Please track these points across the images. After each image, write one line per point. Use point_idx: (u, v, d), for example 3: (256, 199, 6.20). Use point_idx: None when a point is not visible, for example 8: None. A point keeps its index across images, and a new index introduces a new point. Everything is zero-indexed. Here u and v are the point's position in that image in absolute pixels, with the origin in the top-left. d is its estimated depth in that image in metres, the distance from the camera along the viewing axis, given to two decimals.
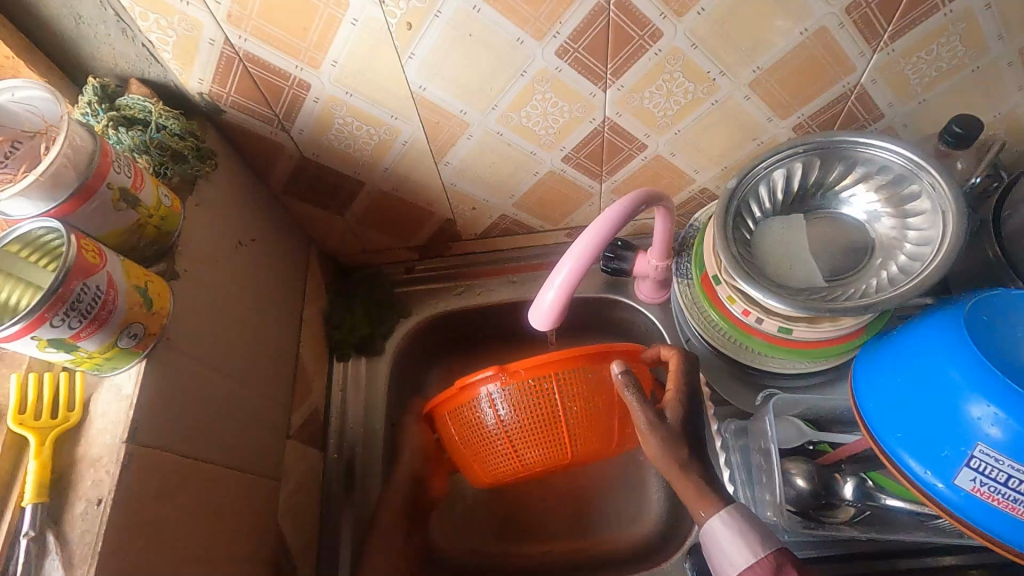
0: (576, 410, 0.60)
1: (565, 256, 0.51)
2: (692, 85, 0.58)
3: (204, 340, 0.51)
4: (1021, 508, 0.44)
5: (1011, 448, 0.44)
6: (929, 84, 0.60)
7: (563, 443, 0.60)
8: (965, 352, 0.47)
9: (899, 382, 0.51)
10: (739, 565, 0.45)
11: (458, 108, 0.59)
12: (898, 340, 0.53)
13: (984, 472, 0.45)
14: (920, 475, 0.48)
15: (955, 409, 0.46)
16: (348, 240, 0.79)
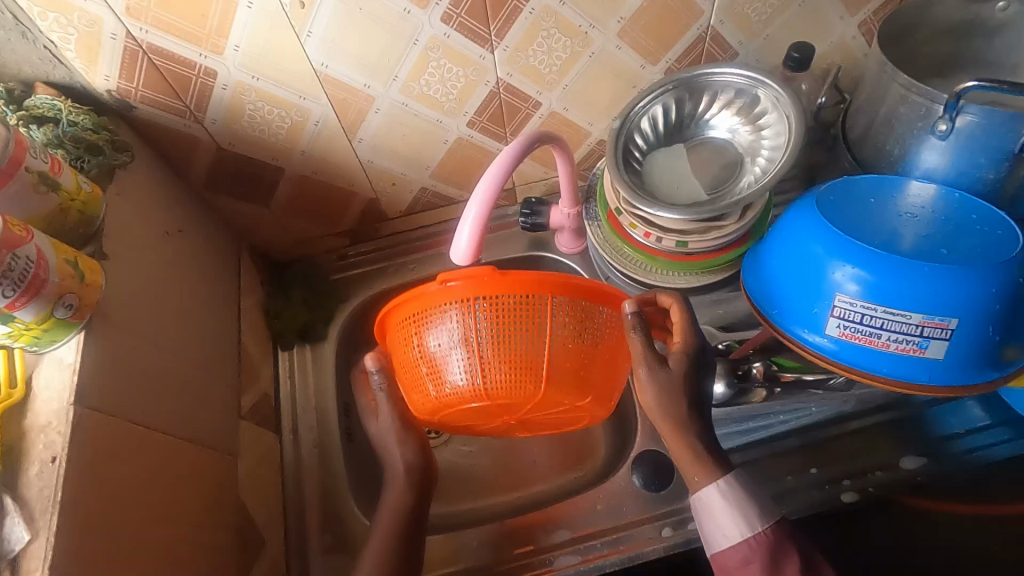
0: (549, 369, 0.58)
1: (474, 196, 0.57)
2: (568, 39, 0.66)
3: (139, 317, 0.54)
4: (876, 338, 0.53)
5: (858, 291, 0.53)
6: (767, 19, 0.70)
7: (533, 388, 0.57)
8: (815, 224, 0.57)
9: (774, 264, 0.60)
10: (732, 537, 0.55)
11: (361, 83, 0.64)
12: (769, 233, 0.62)
13: (845, 318, 0.54)
14: (801, 335, 0.57)
15: (814, 271, 0.55)
16: (277, 233, 0.81)
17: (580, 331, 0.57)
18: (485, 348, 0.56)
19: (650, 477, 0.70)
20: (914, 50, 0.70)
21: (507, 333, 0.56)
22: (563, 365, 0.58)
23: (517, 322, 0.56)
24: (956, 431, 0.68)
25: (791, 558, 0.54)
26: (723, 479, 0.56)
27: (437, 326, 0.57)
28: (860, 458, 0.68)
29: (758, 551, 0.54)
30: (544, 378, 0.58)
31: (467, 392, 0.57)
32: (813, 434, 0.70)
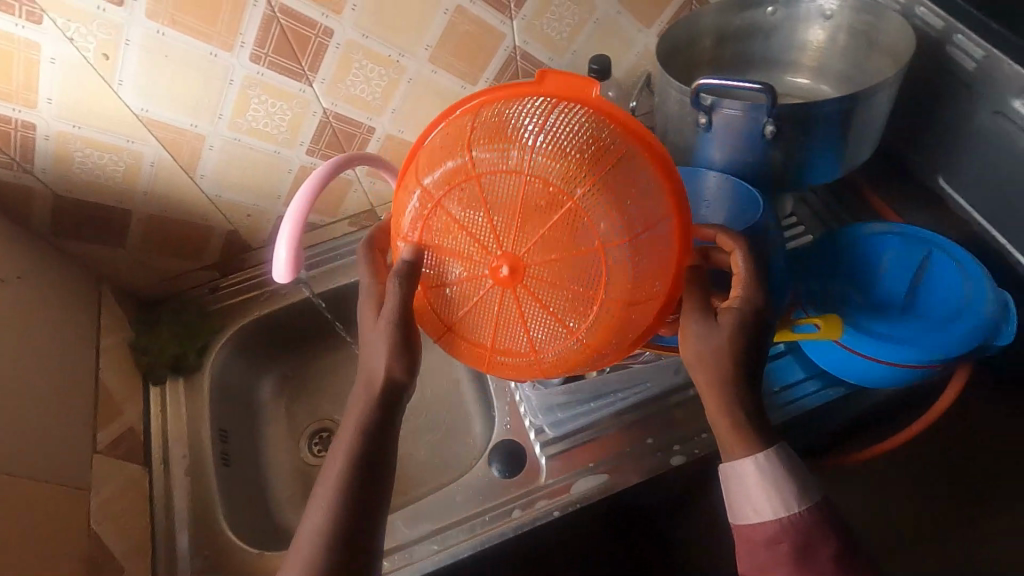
0: (606, 223, 0.48)
1: (286, 217, 0.61)
2: (382, 69, 0.71)
3: None
4: None
5: None
6: (570, 36, 0.77)
7: (517, 242, 0.50)
8: None
9: None
10: (764, 512, 0.51)
11: (187, 123, 0.68)
12: None
13: None
14: None
15: None
16: (140, 271, 0.84)
17: (618, 172, 0.48)
18: (496, 195, 0.50)
19: (505, 463, 0.74)
20: (703, 54, 0.78)
21: (529, 178, 0.49)
22: (604, 224, 0.48)
23: (564, 147, 0.48)
24: (775, 388, 0.75)
25: (826, 545, 0.50)
26: (762, 452, 0.51)
27: (456, 188, 0.51)
28: (693, 421, 0.74)
29: (790, 531, 0.50)
30: (591, 241, 0.49)
31: (405, 222, 0.52)
32: (651, 409, 0.75)
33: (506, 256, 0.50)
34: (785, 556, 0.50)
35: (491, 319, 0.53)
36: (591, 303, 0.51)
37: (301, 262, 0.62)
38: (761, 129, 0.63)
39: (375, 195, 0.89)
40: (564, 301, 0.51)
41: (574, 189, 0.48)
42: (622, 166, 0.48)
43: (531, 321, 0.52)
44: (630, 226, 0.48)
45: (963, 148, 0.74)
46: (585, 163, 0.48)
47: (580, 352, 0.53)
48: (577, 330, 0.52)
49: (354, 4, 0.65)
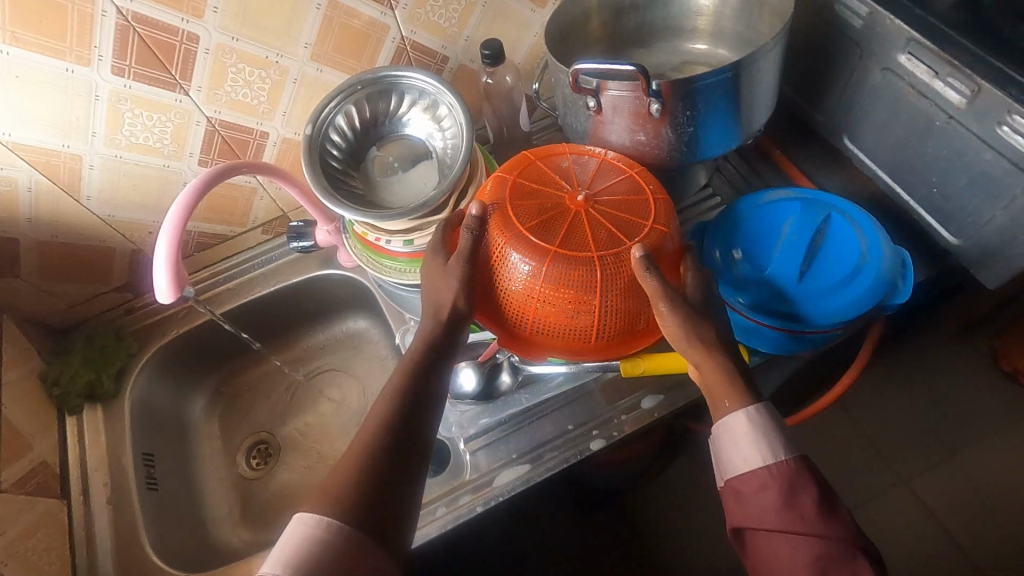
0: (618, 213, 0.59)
1: (162, 233, 0.59)
2: (261, 71, 0.69)
3: None
4: None
5: None
6: (459, 23, 0.75)
7: (564, 239, 0.57)
8: None
9: None
10: (752, 460, 0.53)
11: (59, 144, 0.66)
12: None
13: None
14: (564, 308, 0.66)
15: None
16: (43, 299, 0.81)
17: (618, 187, 0.61)
18: (591, 186, 0.60)
19: (430, 462, 0.73)
20: (597, 31, 0.77)
21: (562, 183, 0.60)
22: (618, 213, 0.59)
23: (604, 174, 0.62)
24: None
25: (809, 492, 0.50)
26: (751, 405, 0.54)
27: (533, 178, 0.61)
28: (607, 406, 0.74)
29: (776, 479, 0.51)
30: (610, 223, 0.58)
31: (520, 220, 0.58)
32: (569, 395, 0.75)
33: (541, 225, 0.57)
34: (769, 504, 0.51)
35: (513, 293, 0.58)
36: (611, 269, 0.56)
37: (182, 278, 0.61)
38: (647, 108, 0.62)
39: (282, 200, 0.87)
40: (583, 268, 0.56)
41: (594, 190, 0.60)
42: (624, 181, 0.61)
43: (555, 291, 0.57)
44: (638, 217, 0.59)
45: (862, 106, 0.74)
46: (613, 178, 0.62)
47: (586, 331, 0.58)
48: (595, 306, 0.57)
49: (215, 7, 0.63)
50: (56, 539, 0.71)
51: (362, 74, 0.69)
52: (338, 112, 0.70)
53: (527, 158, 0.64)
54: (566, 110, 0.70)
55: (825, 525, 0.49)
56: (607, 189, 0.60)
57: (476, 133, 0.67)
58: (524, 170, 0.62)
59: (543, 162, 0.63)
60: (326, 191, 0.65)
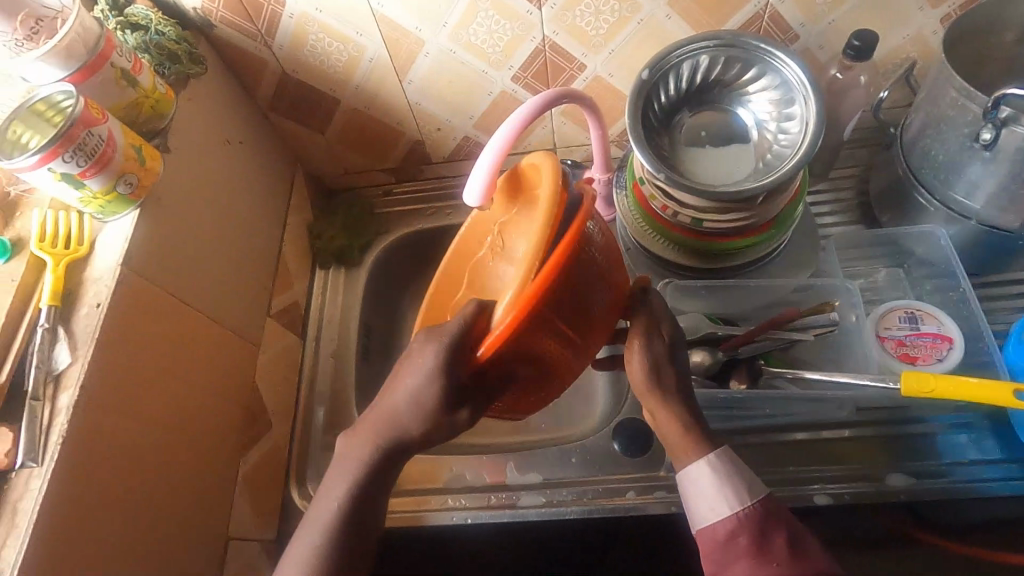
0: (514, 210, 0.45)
1: (490, 144, 0.59)
2: (616, 3, 0.66)
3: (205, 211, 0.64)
4: (907, 351, 0.62)
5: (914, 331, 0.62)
6: (834, 3, 0.67)
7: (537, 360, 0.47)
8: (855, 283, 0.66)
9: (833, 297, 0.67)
10: (719, 511, 0.47)
11: (413, 26, 0.68)
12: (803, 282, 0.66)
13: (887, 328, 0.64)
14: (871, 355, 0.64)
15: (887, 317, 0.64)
16: (329, 160, 0.88)
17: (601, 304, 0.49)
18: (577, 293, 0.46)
19: (629, 441, 0.71)
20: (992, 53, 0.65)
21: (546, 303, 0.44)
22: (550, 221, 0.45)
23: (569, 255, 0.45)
24: (941, 460, 0.66)
25: (779, 534, 0.46)
26: (714, 452, 0.49)
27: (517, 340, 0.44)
28: (840, 465, 0.67)
29: (747, 525, 0.46)
30: (576, 287, 0.45)
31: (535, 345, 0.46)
32: (801, 436, 0.69)
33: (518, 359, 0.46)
34: (742, 552, 0.45)
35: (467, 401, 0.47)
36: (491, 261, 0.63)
37: (493, 192, 0.61)
38: None
39: (561, 135, 0.85)
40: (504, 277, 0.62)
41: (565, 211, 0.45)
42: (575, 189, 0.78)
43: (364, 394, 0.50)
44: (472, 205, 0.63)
45: None
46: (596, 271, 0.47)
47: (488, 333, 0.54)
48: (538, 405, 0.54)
49: None
50: (289, 374, 0.78)
51: (725, 33, 0.62)
52: (679, 66, 0.65)
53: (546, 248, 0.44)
54: (938, 129, 0.63)
55: (800, 569, 0.44)
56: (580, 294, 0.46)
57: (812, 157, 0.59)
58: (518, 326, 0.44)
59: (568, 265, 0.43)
60: (635, 131, 0.63)
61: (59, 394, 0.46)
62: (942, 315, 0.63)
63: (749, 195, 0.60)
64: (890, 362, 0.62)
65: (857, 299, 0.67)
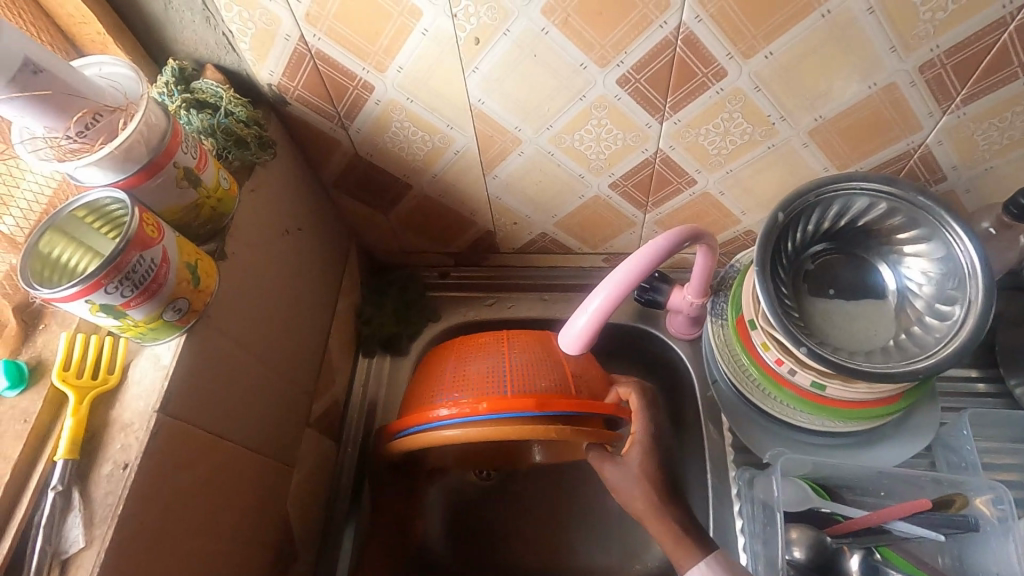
0: (531, 385, 0.58)
1: (601, 284, 0.52)
2: (750, 126, 0.58)
3: (256, 318, 0.56)
4: None
5: None
6: (999, 151, 0.58)
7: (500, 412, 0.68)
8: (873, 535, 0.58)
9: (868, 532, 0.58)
10: None
11: (513, 125, 0.60)
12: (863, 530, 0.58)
13: None
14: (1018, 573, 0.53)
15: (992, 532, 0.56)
16: (387, 238, 0.80)
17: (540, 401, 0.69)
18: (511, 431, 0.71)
19: None
20: None
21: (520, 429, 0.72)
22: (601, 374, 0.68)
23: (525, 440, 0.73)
24: None
25: None
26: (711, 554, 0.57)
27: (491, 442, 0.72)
28: None
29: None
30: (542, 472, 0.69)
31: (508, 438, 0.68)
32: None
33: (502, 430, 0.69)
34: None
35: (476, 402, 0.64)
36: (537, 386, 0.58)
37: (593, 339, 0.54)
38: None
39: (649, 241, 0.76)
40: (528, 382, 0.58)
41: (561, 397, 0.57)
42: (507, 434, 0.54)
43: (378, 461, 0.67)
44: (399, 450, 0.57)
45: None
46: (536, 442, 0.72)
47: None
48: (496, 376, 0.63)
49: (771, 52, 0.50)
50: (320, 485, 0.69)
51: (887, 179, 0.54)
52: (824, 204, 0.57)
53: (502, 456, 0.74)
54: None
55: None
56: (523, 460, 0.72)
57: (978, 343, 0.49)
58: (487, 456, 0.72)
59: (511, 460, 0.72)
60: (764, 270, 0.55)
61: None
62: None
63: (890, 380, 0.51)
64: None
65: (1010, 511, 0.54)
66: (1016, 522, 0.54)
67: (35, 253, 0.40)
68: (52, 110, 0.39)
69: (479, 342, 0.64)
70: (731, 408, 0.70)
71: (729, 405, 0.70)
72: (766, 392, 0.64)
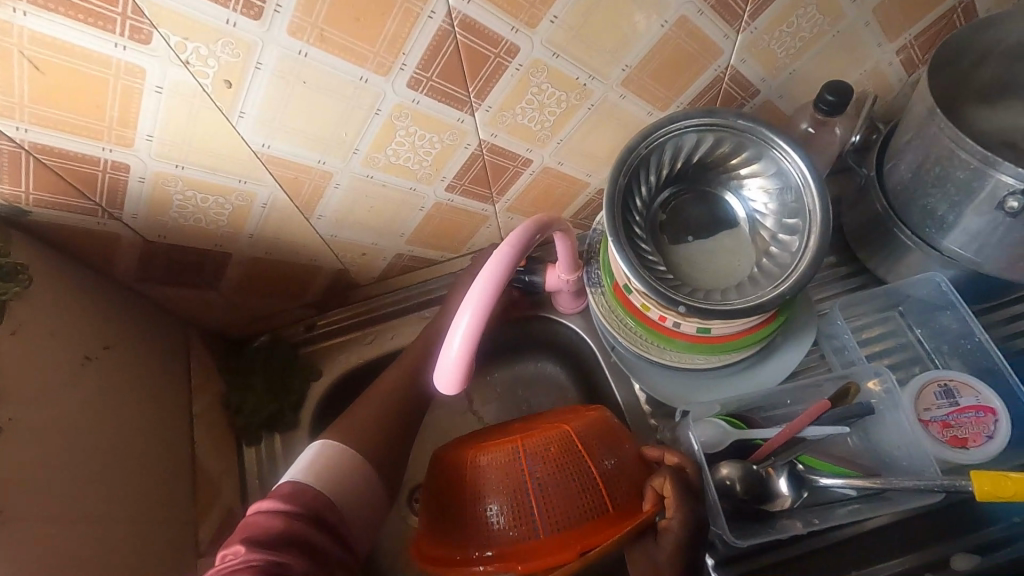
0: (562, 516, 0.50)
1: (463, 306, 0.48)
2: (563, 94, 0.54)
3: (77, 478, 0.46)
4: (960, 436, 0.58)
5: (965, 409, 0.59)
6: (796, 54, 0.59)
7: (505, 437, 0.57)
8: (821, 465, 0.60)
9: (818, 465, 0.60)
10: None
11: (314, 160, 0.52)
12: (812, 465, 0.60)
13: (932, 410, 0.59)
14: (916, 441, 0.57)
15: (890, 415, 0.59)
16: (231, 312, 0.70)
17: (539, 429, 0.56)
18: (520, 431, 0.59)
19: None
20: (947, 85, 0.61)
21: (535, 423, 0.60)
22: (623, 436, 0.58)
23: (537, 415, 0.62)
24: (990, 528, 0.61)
25: None
26: None
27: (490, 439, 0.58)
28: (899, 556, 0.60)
29: None
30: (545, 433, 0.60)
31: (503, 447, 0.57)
32: (845, 533, 0.62)
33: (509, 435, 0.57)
34: None
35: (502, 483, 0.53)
36: (573, 516, 0.50)
37: (472, 368, 0.50)
38: (999, 200, 0.54)
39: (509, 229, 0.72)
40: (560, 514, 0.50)
41: (602, 522, 0.50)
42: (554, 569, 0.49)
43: (390, 455, 0.60)
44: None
45: None
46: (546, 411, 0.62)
47: (517, 432, 0.58)
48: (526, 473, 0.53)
49: (555, 16, 0.46)
50: None
51: (705, 112, 0.53)
52: (657, 153, 0.55)
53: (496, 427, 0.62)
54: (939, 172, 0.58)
55: None
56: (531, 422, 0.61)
57: (827, 250, 0.50)
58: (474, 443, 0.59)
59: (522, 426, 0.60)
60: (618, 236, 0.53)
61: None
62: (976, 382, 0.59)
63: (763, 310, 0.51)
64: (942, 449, 0.57)
65: (894, 386, 0.58)
66: (899, 393, 0.58)
67: None
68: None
69: (487, 461, 0.54)
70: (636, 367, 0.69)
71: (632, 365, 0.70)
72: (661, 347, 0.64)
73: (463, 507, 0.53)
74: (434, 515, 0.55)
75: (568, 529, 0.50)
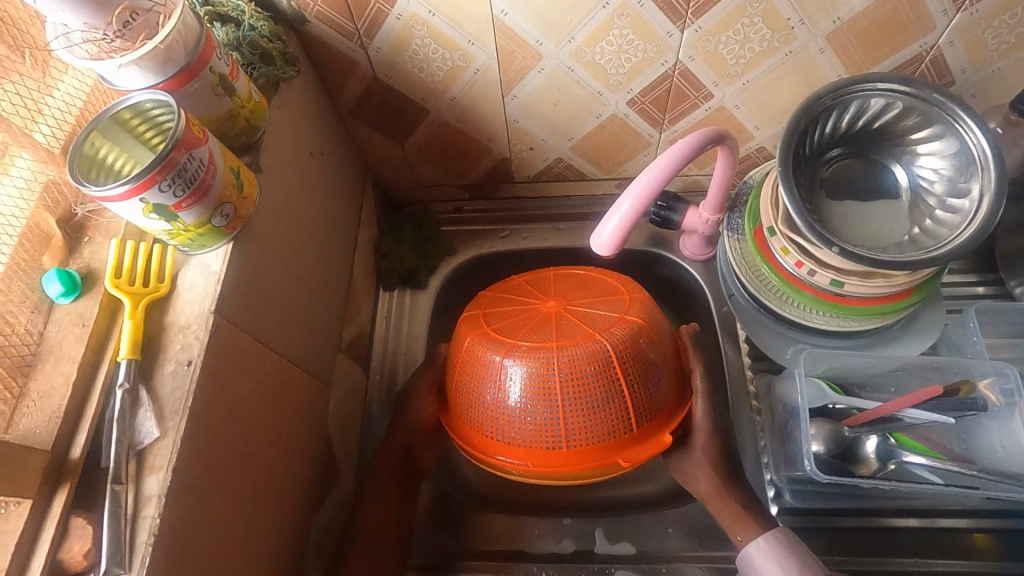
0: (593, 433, 0.58)
1: (627, 192, 0.55)
2: (769, 31, 0.59)
3: (291, 238, 0.56)
4: None
5: None
6: (1007, 50, 0.60)
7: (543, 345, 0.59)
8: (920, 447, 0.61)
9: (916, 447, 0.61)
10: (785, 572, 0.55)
11: (535, 38, 0.60)
12: (909, 444, 0.61)
13: None
14: None
15: (1008, 419, 0.59)
16: (402, 171, 0.80)
17: (578, 349, 0.58)
18: (560, 329, 0.60)
19: None
20: None
21: (572, 321, 0.61)
22: (656, 347, 0.62)
23: (577, 310, 0.62)
24: None
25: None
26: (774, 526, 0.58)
27: (527, 337, 0.60)
28: (957, 559, 0.62)
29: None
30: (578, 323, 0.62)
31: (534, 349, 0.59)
32: (909, 521, 0.63)
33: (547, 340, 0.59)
34: None
35: (536, 396, 0.58)
36: (596, 434, 0.58)
37: (624, 242, 0.57)
38: None
39: None
40: (592, 432, 0.58)
41: (622, 439, 0.59)
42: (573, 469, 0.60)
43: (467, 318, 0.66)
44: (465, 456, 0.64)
45: None
46: (586, 302, 0.63)
47: (552, 331, 0.60)
48: (562, 399, 0.57)
49: None
50: (354, 412, 0.71)
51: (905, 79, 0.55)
52: (842, 106, 0.58)
53: (530, 309, 0.63)
54: None
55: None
56: (566, 312, 0.62)
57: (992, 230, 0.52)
58: (502, 334, 0.61)
59: (557, 316, 0.61)
60: (786, 170, 0.56)
61: (145, 476, 0.38)
62: None
63: (912, 268, 0.53)
64: None
65: (1017, 390, 0.58)
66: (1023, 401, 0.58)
67: (82, 155, 0.40)
68: (91, 4, 0.39)
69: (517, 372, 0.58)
70: (749, 317, 0.73)
71: (745, 315, 0.73)
72: (785, 299, 0.67)
73: (499, 400, 0.59)
74: (467, 394, 0.62)
75: (590, 443, 0.58)
